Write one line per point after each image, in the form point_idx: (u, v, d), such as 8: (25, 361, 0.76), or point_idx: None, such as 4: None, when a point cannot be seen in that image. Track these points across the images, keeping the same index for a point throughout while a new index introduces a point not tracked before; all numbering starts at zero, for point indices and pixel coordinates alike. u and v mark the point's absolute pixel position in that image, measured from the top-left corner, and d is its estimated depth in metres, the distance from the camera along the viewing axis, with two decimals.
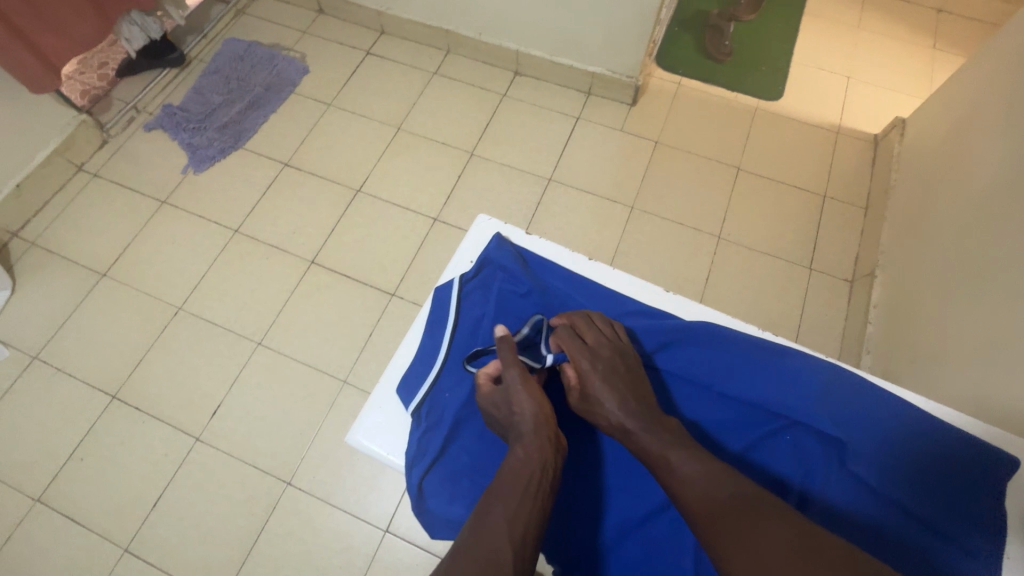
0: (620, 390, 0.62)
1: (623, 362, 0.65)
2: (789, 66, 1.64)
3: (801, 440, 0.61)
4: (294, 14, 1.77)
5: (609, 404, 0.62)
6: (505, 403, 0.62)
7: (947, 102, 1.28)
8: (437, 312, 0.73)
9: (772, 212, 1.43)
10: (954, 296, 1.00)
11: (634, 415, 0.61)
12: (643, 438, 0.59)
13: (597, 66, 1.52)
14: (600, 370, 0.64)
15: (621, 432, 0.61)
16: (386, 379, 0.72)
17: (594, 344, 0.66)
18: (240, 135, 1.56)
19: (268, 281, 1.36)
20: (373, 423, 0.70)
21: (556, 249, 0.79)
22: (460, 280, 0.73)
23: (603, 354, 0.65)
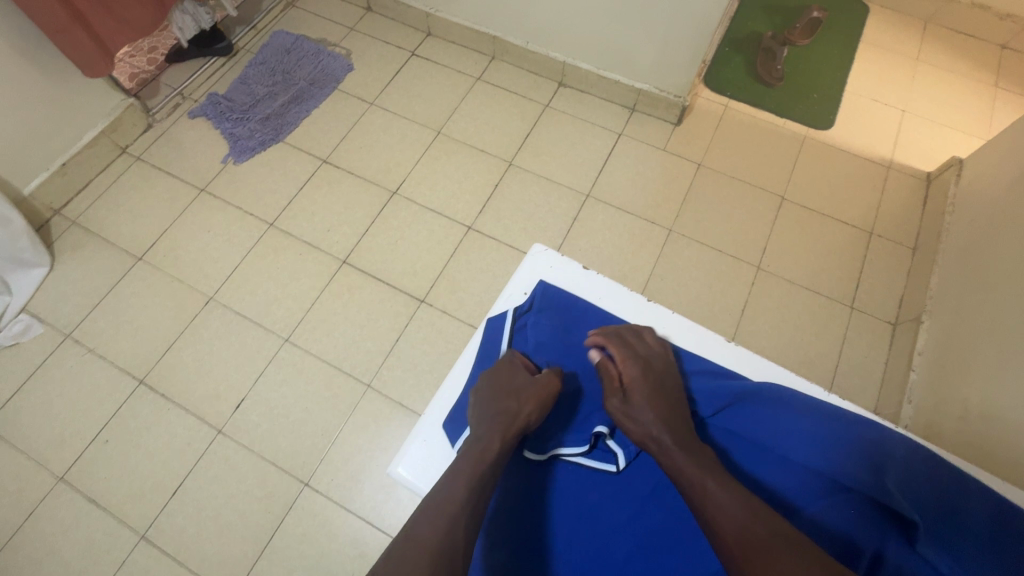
0: (659, 402, 0.65)
1: (668, 384, 0.68)
2: (841, 95, 1.60)
3: (867, 514, 0.56)
4: (343, 10, 1.77)
5: (647, 417, 0.63)
6: (507, 389, 0.67)
7: (1012, 146, 1.23)
8: (488, 347, 0.76)
9: (815, 245, 1.39)
10: (1012, 353, 0.95)
11: (673, 433, 0.61)
12: (682, 462, 0.58)
13: (644, 83, 1.50)
14: (647, 382, 0.67)
15: (656, 448, 0.61)
16: (433, 413, 0.74)
17: (643, 352, 0.70)
18: (281, 128, 1.57)
19: (299, 278, 1.36)
20: (417, 456, 0.71)
21: (609, 288, 0.80)
22: (513, 313, 0.77)
23: (652, 368, 0.68)
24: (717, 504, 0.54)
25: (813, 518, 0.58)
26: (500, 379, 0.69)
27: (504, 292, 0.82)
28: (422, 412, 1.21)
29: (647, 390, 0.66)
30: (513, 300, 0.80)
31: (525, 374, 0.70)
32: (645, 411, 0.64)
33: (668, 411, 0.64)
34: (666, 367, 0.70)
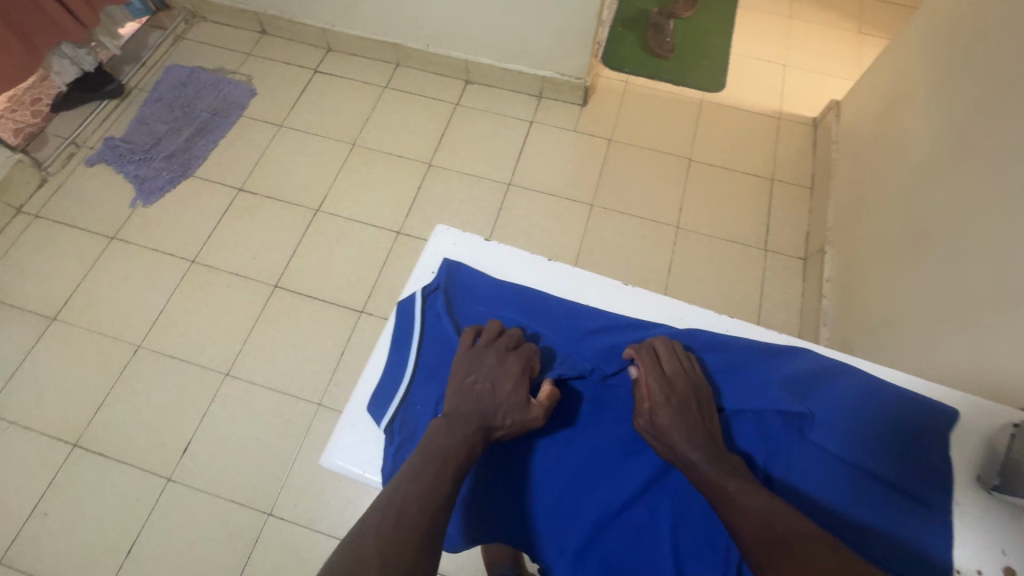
0: (686, 419, 0.60)
1: (697, 402, 0.62)
2: (728, 58, 1.71)
3: (766, 416, 0.63)
4: (237, 37, 1.74)
5: (676, 433, 0.59)
6: (484, 378, 0.60)
7: (876, 83, 1.36)
8: (402, 327, 0.67)
9: (726, 199, 1.48)
10: (899, 263, 1.05)
11: (702, 449, 0.57)
12: (704, 469, 0.56)
13: (546, 70, 1.55)
14: (673, 402, 0.61)
15: (684, 467, 0.57)
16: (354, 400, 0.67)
17: (671, 373, 0.64)
18: (189, 163, 1.52)
19: (231, 310, 1.33)
20: (346, 444, 0.63)
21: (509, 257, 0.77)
22: (422, 291, 0.71)
23: (678, 388, 0.62)
24: (735, 500, 0.51)
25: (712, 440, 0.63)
26: (483, 364, 0.62)
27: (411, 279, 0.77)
28: None
29: (671, 410, 0.60)
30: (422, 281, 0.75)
31: (508, 354, 0.63)
32: (674, 431, 0.59)
33: (695, 428, 0.59)
34: (696, 388, 0.63)
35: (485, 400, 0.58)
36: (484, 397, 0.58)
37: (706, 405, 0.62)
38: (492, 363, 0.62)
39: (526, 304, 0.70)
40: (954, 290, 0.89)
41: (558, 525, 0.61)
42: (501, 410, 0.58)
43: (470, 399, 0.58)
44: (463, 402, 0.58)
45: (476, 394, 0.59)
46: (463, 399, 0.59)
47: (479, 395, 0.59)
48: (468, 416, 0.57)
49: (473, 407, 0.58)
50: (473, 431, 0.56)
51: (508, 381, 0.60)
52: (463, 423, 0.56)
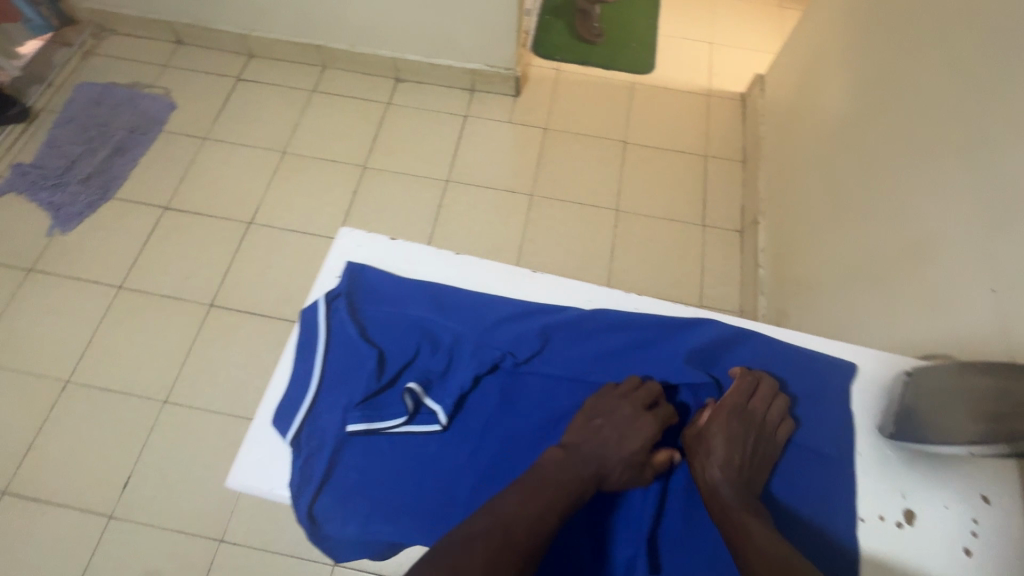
0: (735, 451, 0.55)
1: (759, 442, 0.57)
2: (656, 40, 1.73)
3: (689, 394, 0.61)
4: (151, 49, 1.66)
5: (716, 453, 0.55)
6: (611, 432, 0.53)
7: (793, 55, 1.40)
8: (307, 335, 0.57)
9: (663, 178, 1.50)
10: (822, 227, 1.09)
11: (735, 477, 0.54)
12: (729, 501, 0.52)
13: (475, 63, 1.54)
14: (733, 430, 0.56)
15: (708, 490, 0.54)
16: (261, 413, 0.54)
17: (757, 412, 0.58)
18: (108, 185, 1.45)
19: (165, 334, 1.27)
20: (249, 462, 0.52)
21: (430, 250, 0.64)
22: (325, 297, 0.58)
23: (748, 424, 0.57)
24: (751, 538, 0.48)
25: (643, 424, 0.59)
26: (613, 412, 0.54)
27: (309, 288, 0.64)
28: None
29: (728, 436, 0.56)
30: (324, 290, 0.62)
31: (650, 406, 0.55)
32: (716, 452, 0.55)
33: (739, 459, 0.55)
34: (762, 427, 0.57)
35: (604, 451, 0.52)
36: (606, 446, 0.52)
37: (768, 445, 0.57)
38: (626, 415, 0.54)
39: (443, 305, 0.59)
40: (868, 248, 0.92)
41: None
42: (616, 468, 0.51)
43: (589, 443, 0.52)
44: (581, 445, 0.52)
45: (597, 439, 0.52)
46: (585, 442, 0.52)
47: (600, 442, 0.52)
48: (583, 458, 0.51)
49: (590, 456, 0.51)
50: (569, 485, 0.49)
51: (638, 440, 0.53)
52: (560, 468, 0.50)
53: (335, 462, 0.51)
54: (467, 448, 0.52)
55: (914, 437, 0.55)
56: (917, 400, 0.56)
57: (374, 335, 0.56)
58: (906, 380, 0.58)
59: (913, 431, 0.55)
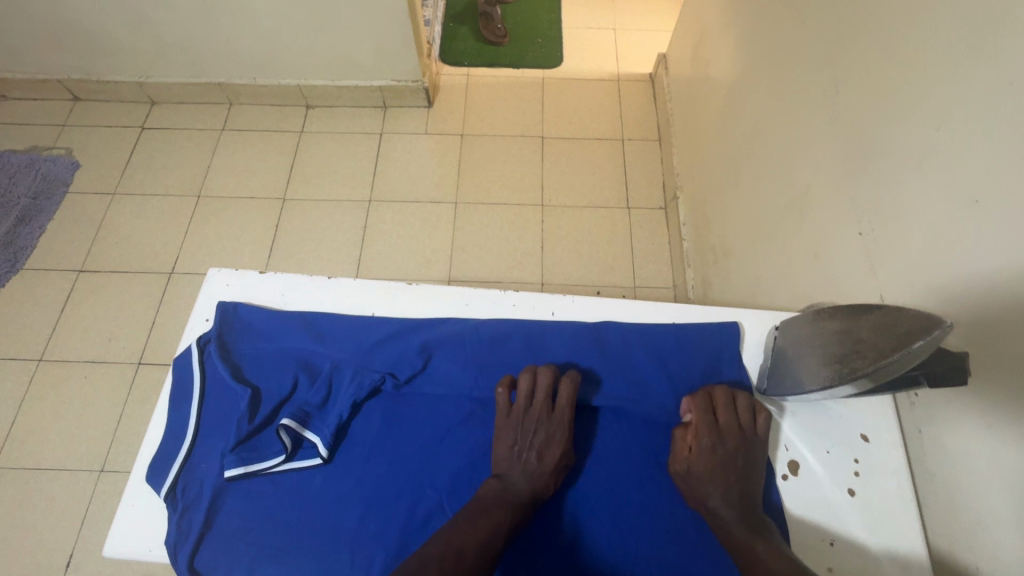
0: (726, 477, 0.57)
1: (745, 454, 0.58)
2: (561, 33, 1.75)
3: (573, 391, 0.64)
4: (46, 110, 1.60)
5: (711, 488, 0.56)
6: (529, 449, 0.57)
7: (687, 31, 1.43)
8: (179, 384, 0.57)
9: (582, 167, 1.52)
10: (727, 195, 1.12)
11: (733, 506, 0.55)
12: (734, 531, 0.54)
13: (381, 80, 1.53)
14: (719, 453, 0.58)
15: (715, 521, 0.56)
16: (136, 472, 0.54)
17: (729, 422, 0.59)
18: (16, 257, 1.38)
19: (93, 401, 1.23)
20: (127, 525, 0.52)
21: (304, 282, 0.65)
22: (197, 342, 0.59)
23: (727, 440, 0.58)
24: (758, 566, 0.50)
25: None
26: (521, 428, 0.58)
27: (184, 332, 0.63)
28: None
29: (714, 467, 0.57)
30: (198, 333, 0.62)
31: (553, 410, 0.59)
32: (709, 483, 0.57)
33: (733, 482, 0.56)
34: (744, 439, 0.59)
35: (532, 470, 0.56)
36: (531, 465, 0.56)
37: (755, 454, 0.58)
38: (536, 427, 0.58)
39: (321, 335, 0.61)
40: (762, 209, 0.95)
41: None
42: (549, 479, 0.55)
43: (516, 469, 0.56)
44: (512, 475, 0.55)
45: (522, 463, 0.56)
46: (512, 467, 0.56)
47: (525, 465, 0.56)
48: (520, 484, 0.55)
49: (520, 479, 0.55)
50: (509, 510, 0.53)
51: (555, 447, 0.57)
52: (499, 504, 0.54)
53: (216, 510, 0.52)
54: (350, 478, 0.55)
55: (787, 389, 0.58)
56: (790, 346, 0.59)
57: (251, 375, 0.58)
58: (778, 335, 0.62)
59: (785, 382, 0.58)
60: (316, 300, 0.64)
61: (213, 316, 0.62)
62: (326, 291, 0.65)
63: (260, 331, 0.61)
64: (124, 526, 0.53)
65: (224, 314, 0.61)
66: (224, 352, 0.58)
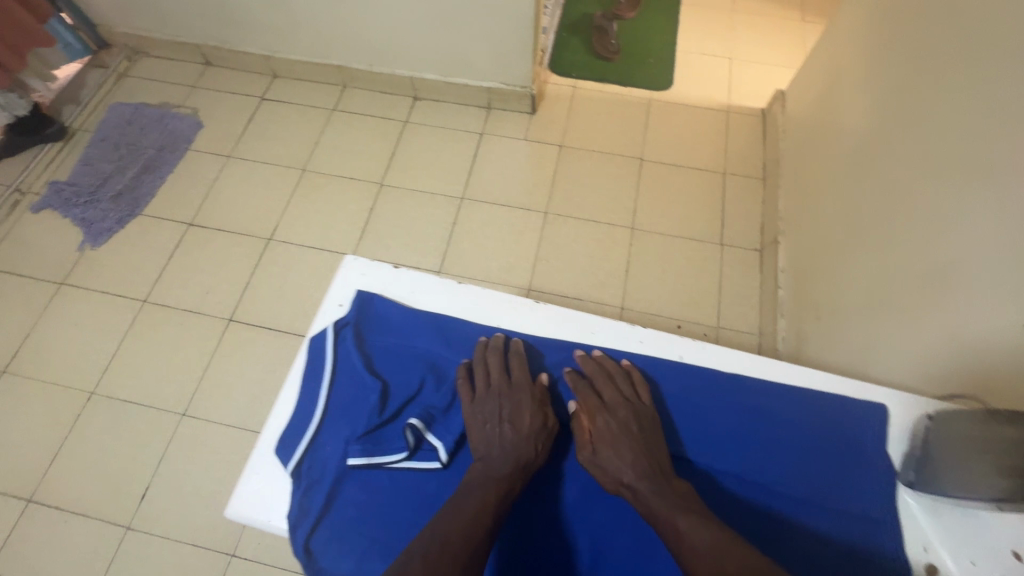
0: (630, 449, 0.63)
1: (638, 424, 0.65)
2: (674, 56, 1.72)
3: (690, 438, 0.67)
4: (180, 70, 1.72)
5: (620, 461, 0.62)
6: (501, 418, 0.62)
7: (814, 72, 1.37)
8: (312, 361, 0.64)
9: (679, 196, 1.48)
10: (842, 249, 1.07)
11: (643, 474, 0.61)
12: (652, 501, 0.59)
13: (491, 82, 1.55)
14: (619, 429, 0.64)
15: (628, 491, 0.61)
16: (261, 448, 0.62)
17: (616, 401, 0.66)
18: (137, 202, 1.50)
19: (185, 348, 1.31)
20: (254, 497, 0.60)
21: (437, 284, 0.73)
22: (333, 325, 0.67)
23: (620, 412, 0.65)
24: (689, 545, 0.54)
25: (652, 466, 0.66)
26: (485, 403, 0.63)
27: (319, 314, 0.73)
28: None
29: (615, 443, 0.63)
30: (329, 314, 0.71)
31: (509, 383, 0.64)
32: (617, 460, 0.62)
33: (639, 453, 0.62)
34: (634, 410, 0.66)
35: (507, 436, 0.61)
36: (506, 434, 0.61)
37: (648, 422, 0.65)
38: (499, 402, 0.63)
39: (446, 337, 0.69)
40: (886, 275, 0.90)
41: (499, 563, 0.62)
42: (529, 444, 0.61)
43: (494, 439, 0.60)
44: (491, 451, 0.59)
45: (496, 434, 0.61)
46: (489, 444, 0.60)
47: (501, 436, 0.61)
48: (500, 458, 0.59)
49: (501, 451, 0.59)
50: (490, 487, 0.56)
51: (524, 414, 0.62)
52: (480, 484, 0.57)
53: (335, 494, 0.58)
54: None
55: (953, 487, 0.57)
56: (945, 443, 0.58)
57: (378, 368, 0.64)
58: (931, 423, 0.61)
59: (945, 480, 0.57)
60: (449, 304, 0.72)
61: (346, 306, 0.70)
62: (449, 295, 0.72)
63: (388, 323, 0.68)
64: (248, 494, 0.60)
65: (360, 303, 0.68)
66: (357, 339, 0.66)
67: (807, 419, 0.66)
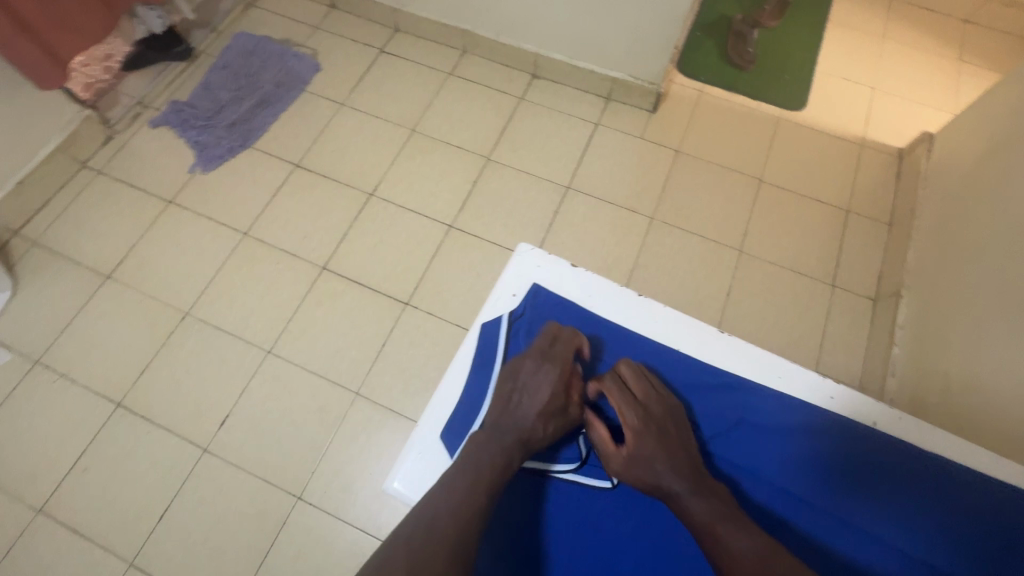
0: (667, 449, 0.60)
1: (670, 422, 0.62)
2: (812, 76, 1.61)
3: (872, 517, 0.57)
4: (306, 9, 1.72)
5: (661, 464, 0.59)
6: (519, 391, 0.63)
7: (980, 120, 1.25)
8: (484, 353, 0.68)
9: (795, 227, 1.40)
10: (991, 322, 0.99)
11: (684, 477, 0.58)
12: (692, 506, 0.56)
13: (618, 72, 1.48)
14: (650, 427, 0.61)
15: (669, 497, 0.58)
16: (428, 420, 0.67)
17: (646, 398, 0.63)
18: (249, 134, 1.51)
19: (278, 288, 1.32)
20: (413, 474, 0.65)
21: (621, 296, 0.71)
22: (508, 317, 0.69)
23: (652, 410, 0.62)
24: (731, 553, 0.53)
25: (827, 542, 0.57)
26: (515, 370, 0.64)
27: (492, 292, 0.73)
28: (413, 416, 1.20)
29: (652, 445, 0.60)
30: (502, 303, 0.72)
31: (538, 356, 0.65)
32: (655, 463, 0.59)
33: (679, 456, 0.59)
34: (667, 406, 0.63)
35: (524, 410, 0.62)
36: (523, 408, 0.62)
37: (679, 417, 0.63)
38: (529, 373, 0.64)
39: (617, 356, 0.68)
40: None
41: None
42: (539, 420, 0.62)
43: (511, 409, 0.62)
44: (501, 421, 0.61)
45: (514, 407, 0.62)
46: (502, 412, 0.62)
47: (517, 408, 0.62)
48: (506, 433, 0.60)
49: (509, 425, 0.61)
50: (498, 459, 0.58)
51: (543, 394, 0.63)
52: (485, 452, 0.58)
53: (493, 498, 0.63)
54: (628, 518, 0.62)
55: None
56: None
57: None
58: None
59: None
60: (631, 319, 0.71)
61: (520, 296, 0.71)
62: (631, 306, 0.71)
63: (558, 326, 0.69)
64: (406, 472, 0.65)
65: (534, 299, 0.70)
66: (529, 334, 0.68)
67: (850, 427, 0.61)
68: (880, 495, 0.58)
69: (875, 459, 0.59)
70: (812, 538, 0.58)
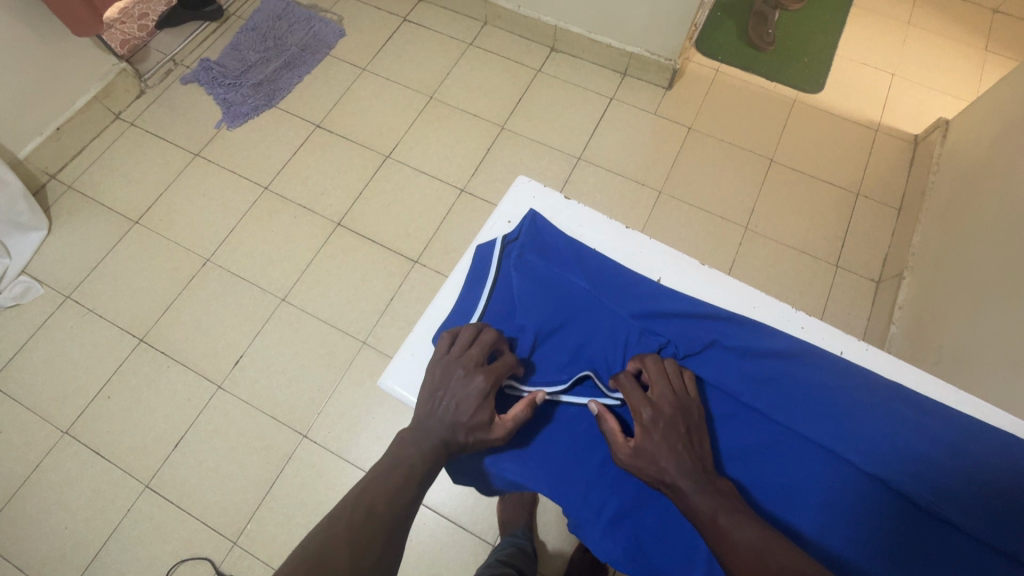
0: (678, 446, 0.55)
1: (685, 424, 0.57)
2: (831, 60, 1.60)
3: (855, 443, 0.58)
4: None
5: (666, 460, 0.54)
6: (448, 395, 0.58)
7: (996, 105, 1.24)
8: (478, 270, 0.72)
9: (803, 207, 1.41)
10: (990, 300, 1.00)
11: (690, 474, 0.53)
12: (694, 500, 0.51)
13: (635, 47, 1.50)
14: (661, 425, 0.56)
15: (671, 491, 0.53)
16: (423, 326, 0.73)
17: (664, 395, 0.58)
18: (273, 94, 1.57)
19: (294, 241, 1.38)
20: (406, 369, 0.71)
21: (606, 229, 0.77)
22: (503, 240, 0.72)
23: (666, 412, 0.57)
24: (729, 538, 0.48)
25: (809, 463, 0.58)
26: (447, 372, 0.60)
27: (487, 225, 0.80)
28: None
29: (662, 441, 0.55)
30: (498, 228, 0.79)
31: (472, 364, 0.60)
32: (662, 456, 0.54)
33: (689, 455, 0.54)
34: (682, 403, 0.59)
35: (448, 418, 0.57)
36: (448, 415, 0.57)
37: (695, 419, 0.58)
38: (460, 379, 0.59)
39: (600, 281, 0.70)
40: None
41: (603, 493, 0.60)
42: (461, 431, 0.57)
43: (434, 417, 0.57)
44: (428, 421, 0.57)
45: (439, 412, 0.57)
46: (430, 413, 0.57)
47: (441, 415, 0.57)
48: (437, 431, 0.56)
49: (436, 426, 0.56)
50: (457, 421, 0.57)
51: (472, 401, 0.58)
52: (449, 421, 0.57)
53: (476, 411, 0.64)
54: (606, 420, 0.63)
55: None
56: None
57: (531, 290, 0.69)
58: None
59: None
60: (614, 252, 0.76)
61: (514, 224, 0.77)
62: (616, 238, 0.77)
63: (547, 248, 0.72)
64: (401, 371, 0.71)
65: (525, 224, 0.74)
66: (520, 255, 0.71)
67: (821, 357, 0.64)
68: (862, 419, 0.59)
69: (851, 386, 0.61)
70: (792, 459, 0.59)
